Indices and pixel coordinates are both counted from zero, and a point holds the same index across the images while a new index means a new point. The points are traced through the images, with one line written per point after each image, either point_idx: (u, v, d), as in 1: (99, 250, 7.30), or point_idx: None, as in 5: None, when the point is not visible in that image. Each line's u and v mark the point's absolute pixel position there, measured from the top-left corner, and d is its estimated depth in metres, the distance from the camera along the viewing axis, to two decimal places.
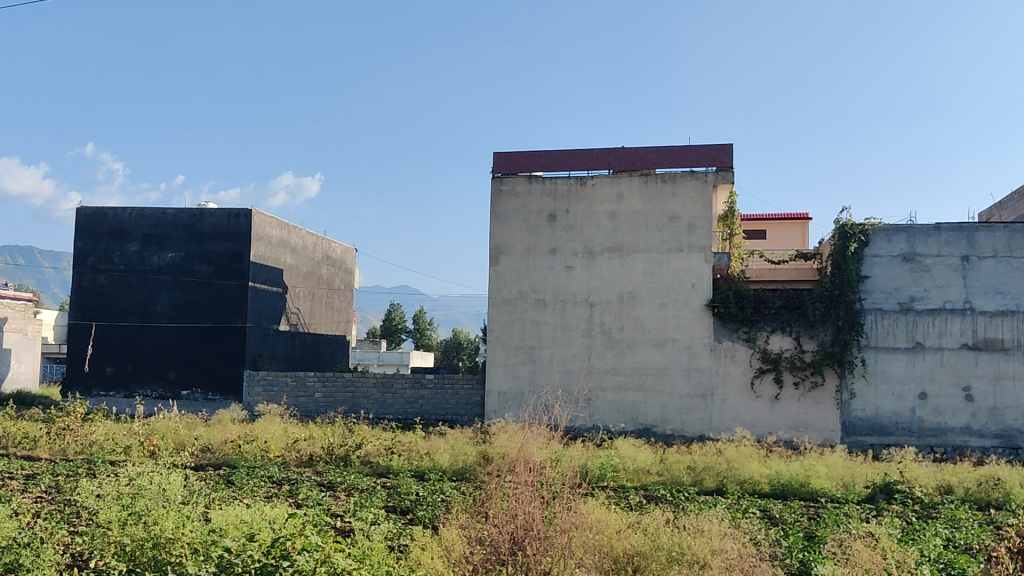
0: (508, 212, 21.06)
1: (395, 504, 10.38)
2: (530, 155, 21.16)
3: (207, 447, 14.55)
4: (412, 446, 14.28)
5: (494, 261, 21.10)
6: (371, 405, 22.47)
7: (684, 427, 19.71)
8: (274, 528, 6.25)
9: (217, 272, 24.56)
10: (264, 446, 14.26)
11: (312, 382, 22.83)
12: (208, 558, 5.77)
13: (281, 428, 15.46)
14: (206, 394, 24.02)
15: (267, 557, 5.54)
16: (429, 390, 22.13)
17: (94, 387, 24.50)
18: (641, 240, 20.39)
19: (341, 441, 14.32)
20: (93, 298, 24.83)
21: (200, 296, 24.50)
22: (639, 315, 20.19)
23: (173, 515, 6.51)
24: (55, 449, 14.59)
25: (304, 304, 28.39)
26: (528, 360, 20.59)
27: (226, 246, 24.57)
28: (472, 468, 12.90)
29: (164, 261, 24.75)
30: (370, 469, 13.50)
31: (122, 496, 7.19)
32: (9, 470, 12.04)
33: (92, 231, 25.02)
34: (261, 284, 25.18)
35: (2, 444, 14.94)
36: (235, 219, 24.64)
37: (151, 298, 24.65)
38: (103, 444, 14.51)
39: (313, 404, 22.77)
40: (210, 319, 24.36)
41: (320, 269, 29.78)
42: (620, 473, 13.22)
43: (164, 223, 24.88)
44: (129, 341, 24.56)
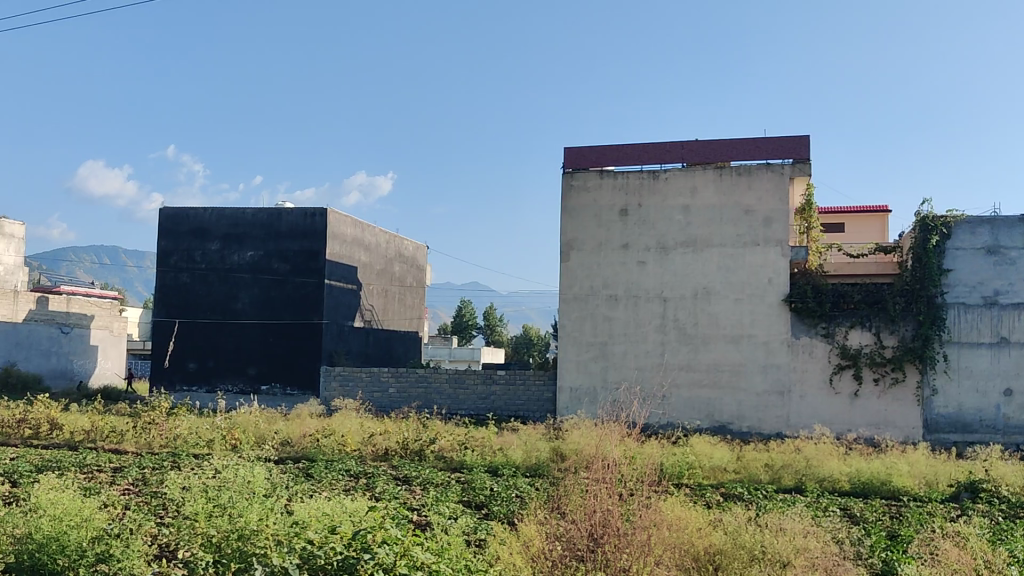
0: (580, 207, 20.98)
1: (470, 498, 10.43)
2: (602, 149, 21.05)
3: (287, 440, 14.83)
4: (485, 441, 14.30)
5: (565, 257, 21.05)
6: (444, 401, 22.62)
7: (761, 424, 19.41)
8: (355, 520, 6.34)
9: (295, 269, 25.01)
10: (341, 440, 14.50)
11: (386, 377, 23.10)
12: (292, 550, 5.87)
13: (357, 423, 15.66)
14: (284, 390, 24.47)
15: (349, 549, 5.61)
16: (501, 386, 22.20)
17: (177, 382, 25.13)
18: (715, 234, 20.14)
19: (415, 435, 14.43)
20: (175, 296, 25.48)
21: (278, 293, 24.98)
22: (713, 310, 19.94)
23: (257, 507, 6.62)
24: (141, 443, 15.04)
25: (378, 301, 28.74)
26: (600, 356, 20.49)
27: (303, 244, 24.99)
28: (546, 464, 12.89)
29: (244, 260, 25.27)
30: (445, 464, 13.62)
31: (207, 488, 7.34)
32: (97, 463, 12.42)
33: (174, 230, 25.68)
34: (336, 281, 25.57)
35: (91, 438, 15.45)
36: (312, 218, 25.03)
37: (231, 295, 25.19)
38: (187, 438, 14.92)
39: (387, 399, 23.04)
40: (288, 315, 24.82)
41: (393, 266, 30.10)
42: (696, 470, 13.07)
43: (243, 223, 25.40)
44: (210, 338, 25.15)
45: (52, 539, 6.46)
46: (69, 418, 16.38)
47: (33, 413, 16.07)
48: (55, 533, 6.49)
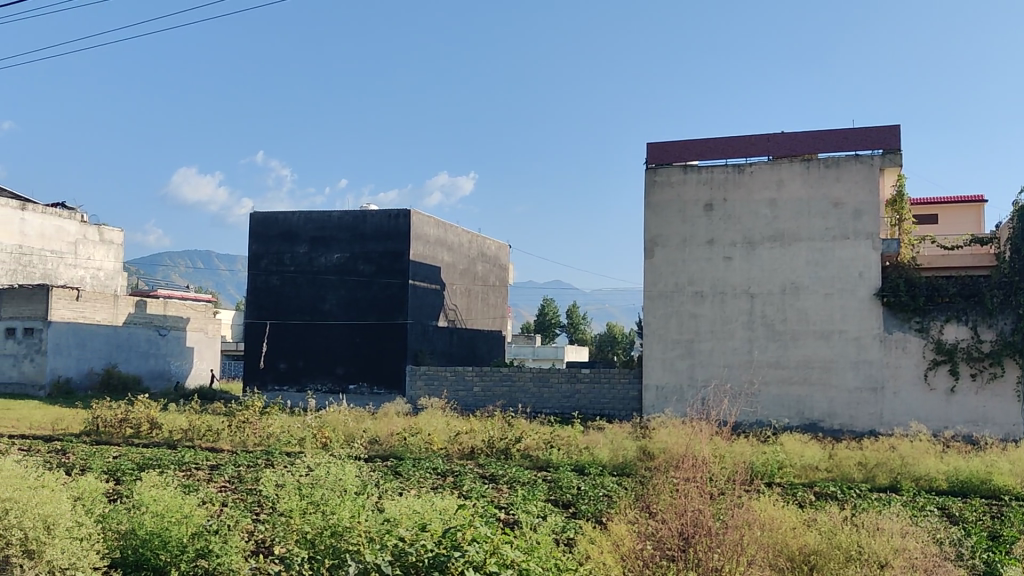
0: (664, 203, 20.81)
1: (557, 496, 10.44)
2: (686, 144, 20.80)
3: (375, 438, 15.06)
4: (571, 440, 14.29)
5: (649, 254, 20.88)
6: (528, 399, 22.69)
7: (853, 422, 18.95)
8: (445, 519, 6.40)
9: (380, 270, 25.37)
10: (428, 438, 14.64)
11: (471, 376, 23.28)
12: (383, 547, 5.95)
13: (442, 422, 15.80)
14: (371, 389, 24.83)
15: (439, 546, 5.67)
16: (585, 384, 22.15)
17: (269, 382, 25.72)
18: (803, 228, 19.75)
19: (501, 434, 14.48)
20: (266, 297, 26.09)
21: (365, 295, 25.38)
22: (802, 306, 19.56)
23: (349, 505, 6.71)
24: (235, 441, 15.45)
25: (461, 301, 28.96)
26: (686, 354, 20.27)
27: (388, 246, 25.36)
28: (632, 464, 12.81)
29: (331, 261, 25.74)
30: (530, 463, 13.65)
31: (300, 486, 7.48)
32: (194, 461, 12.79)
33: (264, 233, 26.30)
34: (421, 281, 25.87)
35: (188, 437, 15.93)
36: (396, 220, 25.40)
37: (319, 297, 25.68)
38: (280, 437, 15.27)
39: (471, 398, 23.22)
40: (374, 316, 25.21)
41: (476, 266, 30.30)
42: (787, 470, 12.84)
43: (329, 225, 25.90)
44: (300, 338, 25.68)
45: (155, 535, 6.69)
46: (168, 418, 16.94)
47: (134, 412, 16.65)
48: (157, 529, 6.71)
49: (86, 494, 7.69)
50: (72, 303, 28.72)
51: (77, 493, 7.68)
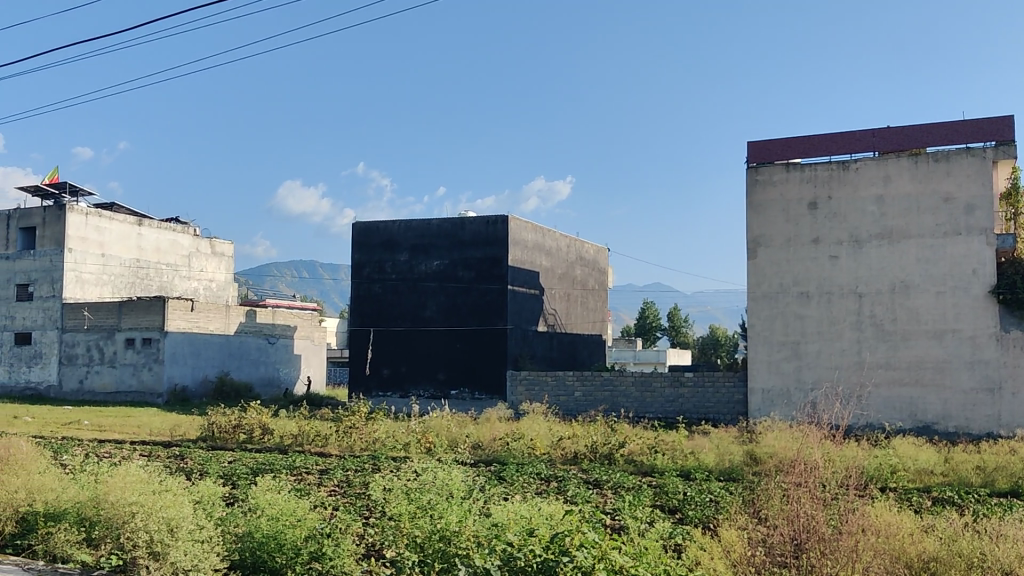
0: (766, 202, 20.44)
1: (663, 502, 10.36)
2: (788, 142, 20.54)
3: (478, 444, 15.19)
4: (675, 445, 14.17)
5: (752, 254, 20.54)
6: (630, 404, 22.58)
7: (969, 424, 18.24)
8: (552, 523, 6.42)
9: (479, 276, 25.59)
10: (530, 444, 14.69)
11: (572, 381, 23.33)
12: (492, 552, 6.00)
13: (545, 427, 15.85)
14: (473, 394, 25.06)
15: (548, 552, 5.69)
16: (688, 388, 21.92)
17: (374, 388, 26.20)
18: (913, 225, 19.14)
19: (604, 439, 14.44)
20: (369, 305, 26.61)
21: (464, 300, 25.64)
22: (913, 304, 18.95)
23: (457, 509, 6.78)
24: (343, 446, 15.80)
25: (561, 305, 29.01)
26: (792, 356, 19.83)
27: (486, 252, 25.56)
28: (739, 468, 12.61)
29: (431, 269, 26.09)
30: (635, 467, 13.58)
31: (408, 490, 7.59)
32: (305, 465, 13.15)
33: (366, 242, 26.83)
34: (519, 286, 26.01)
35: (299, 442, 16.39)
36: (494, 226, 25.57)
37: (420, 304, 26.06)
38: (385, 442, 15.57)
39: (573, 403, 23.25)
40: (474, 322, 25.44)
41: (574, 270, 30.30)
42: (902, 473, 12.47)
43: (429, 233, 26.25)
44: (402, 345, 26.11)
45: (272, 538, 6.87)
46: (279, 424, 17.47)
47: (246, 418, 17.19)
48: (274, 532, 6.89)
49: (205, 497, 7.97)
50: (186, 313, 29.87)
51: (197, 497, 7.98)
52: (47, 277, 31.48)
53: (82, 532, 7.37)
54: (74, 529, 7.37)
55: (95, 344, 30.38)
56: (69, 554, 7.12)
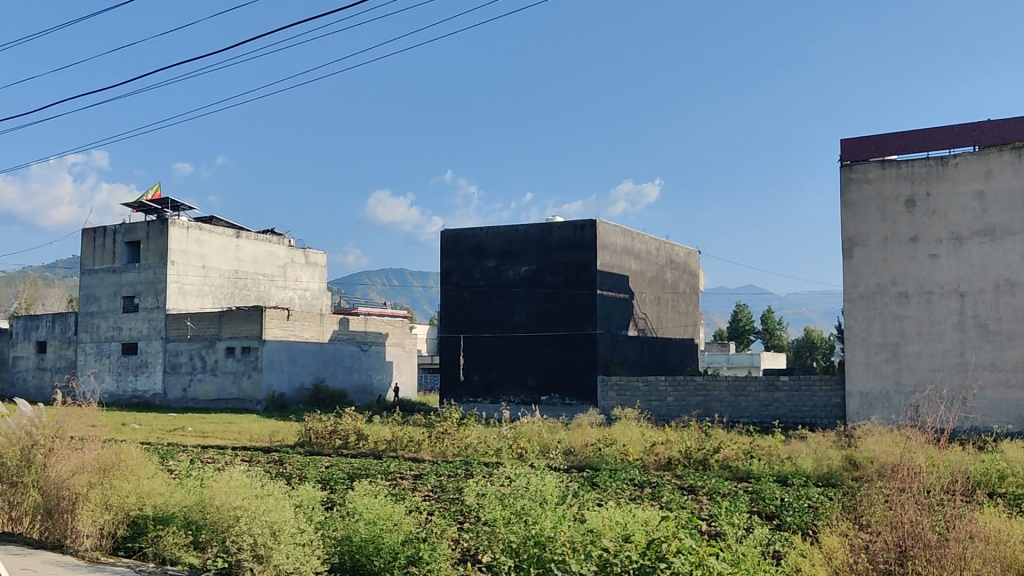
0: (861, 200, 19.91)
1: (761, 508, 10.18)
2: (882, 139, 20.03)
3: (570, 449, 15.18)
4: (772, 450, 13.91)
5: (847, 255, 20.04)
6: (725, 408, 22.31)
7: None
8: (648, 529, 6.39)
9: (568, 281, 25.58)
10: (623, 449, 14.62)
11: (664, 386, 23.15)
12: (588, 557, 5.97)
13: (638, 432, 15.76)
14: (563, 399, 25.05)
15: (644, 558, 5.66)
16: (784, 392, 21.56)
17: (465, 394, 26.41)
18: (1018, 221, 18.45)
19: (698, 445, 14.29)
20: (459, 312, 26.86)
21: (553, 306, 25.67)
22: (1019, 303, 18.26)
23: (551, 516, 6.78)
24: (436, 451, 15.94)
25: (651, 309, 28.80)
26: (891, 358, 19.30)
27: (574, 256, 25.53)
28: (837, 474, 12.33)
29: (519, 275, 26.20)
30: (730, 473, 13.38)
31: (502, 496, 7.63)
32: (399, 470, 13.37)
33: (455, 250, 27.12)
34: (609, 291, 25.90)
35: (393, 448, 16.65)
36: (582, 230, 25.53)
37: (510, 310, 26.20)
38: (477, 447, 15.67)
39: (665, 408, 23.05)
40: (564, 327, 25.45)
41: (664, 273, 30.05)
42: (1012, 478, 12.01)
43: (517, 239, 26.36)
44: (492, 350, 26.26)
45: (370, 541, 6.98)
46: (373, 429, 17.76)
47: (342, 424, 17.54)
48: (372, 536, 7.00)
49: (304, 501, 8.16)
50: (283, 322, 30.62)
51: (297, 501, 8.17)
52: (151, 288, 32.69)
53: (190, 535, 7.62)
54: (182, 532, 7.63)
55: (196, 353, 31.36)
56: (179, 556, 7.37)
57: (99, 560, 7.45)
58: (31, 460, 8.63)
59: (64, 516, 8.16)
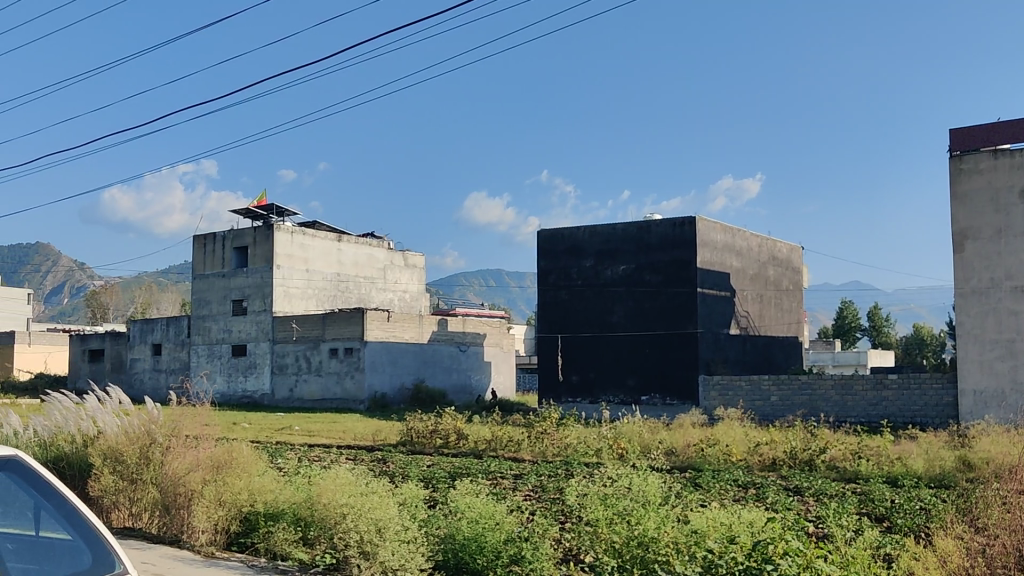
0: (972, 191, 19.20)
1: (869, 510, 9.91)
2: (994, 127, 19.30)
3: (671, 450, 15.05)
4: (881, 450, 13.53)
5: (958, 248, 19.37)
6: (831, 408, 21.83)
7: None
8: (754, 531, 6.31)
9: (668, 280, 25.36)
10: (726, 450, 14.41)
11: (767, 385, 22.74)
12: (693, 558, 5.92)
13: (741, 432, 15.52)
14: (664, 400, 24.82)
15: (751, 560, 5.57)
16: (892, 391, 20.96)
17: (564, 395, 26.42)
18: None
19: (804, 445, 13.98)
20: (557, 312, 26.89)
21: (652, 304, 25.47)
22: None
23: (655, 516, 6.72)
24: (536, 451, 15.99)
25: (753, 307, 28.31)
26: (1007, 355, 18.52)
27: (673, 255, 25.30)
28: (951, 476, 11.90)
29: (618, 274, 26.09)
30: (838, 474, 13.06)
31: (604, 496, 7.59)
32: (500, 470, 13.45)
33: (552, 250, 27.17)
34: (710, 289, 25.57)
35: (493, 447, 16.80)
36: (681, 228, 25.27)
37: (608, 309, 26.09)
38: (577, 447, 15.64)
39: (769, 407, 22.65)
40: (663, 326, 25.24)
41: (767, 270, 29.49)
42: None
43: (615, 238, 26.26)
44: (590, 350, 26.19)
45: (473, 540, 7.03)
46: (473, 429, 17.91)
47: (442, 424, 17.76)
48: (475, 535, 7.05)
49: (407, 500, 8.31)
50: (384, 323, 31.19)
51: (401, 498, 8.32)
52: (259, 292, 33.69)
53: (299, 532, 7.84)
54: (291, 528, 7.86)
55: (301, 354, 32.17)
56: (288, 552, 7.57)
57: (213, 555, 7.71)
58: (150, 458, 8.99)
59: (180, 512, 8.47)
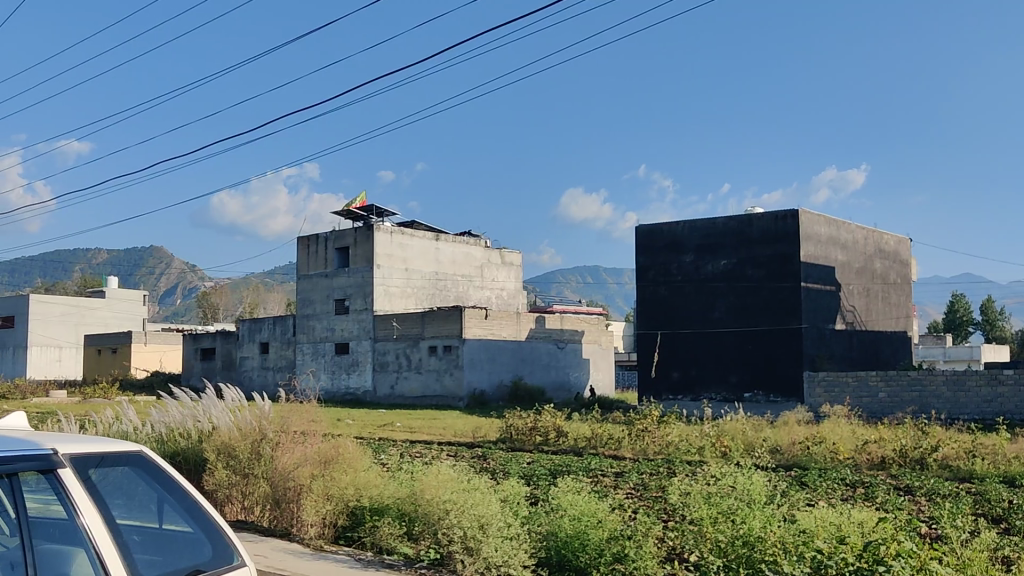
0: None
1: (985, 511, 9.55)
2: None
3: (776, 447, 14.78)
4: (997, 450, 13.03)
5: None
6: (943, 405, 21.17)
7: None
8: (864, 532, 6.16)
9: (770, 274, 24.93)
10: (833, 448, 14.07)
11: (875, 381, 22.16)
12: (801, 558, 5.80)
13: (848, 430, 15.14)
14: (768, 397, 24.38)
15: (862, 561, 5.44)
16: (1008, 387, 20.39)
17: (664, 392, 26.18)
18: None
19: (915, 443, 13.53)
20: (656, 307, 26.65)
21: (755, 300, 25.07)
22: None
23: (760, 515, 6.61)
24: (637, 449, 15.90)
25: (860, 301, 27.58)
26: None
27: (776, 249, 24.83)
28: None
29: (718, 269, 25.74)
30: (951, 473, 12.61)
31: (708, 494, 7.49)
32: (600, 468, 13.41)
33: (651, 245, 26.94)
34: (814, 283, 25.00)
35: (593, 445, 16.76)
36: (784, 221, 24.78)
37: (709, 305, 25.75)
38: (679, 445, 15.46)
39: (877, 404, 22.06)
40: (766, 321, 24.82)
41: (873, 263, 28.67)
42: None
43: (715, 232, 25.88)
44: (691, 346, 25.91)
45: (576, 538, 7.03)
46: (572, 426, 17.91)
47: (541, 421, 17.78)
48: (578, 532, 7.05)
49: (510, 497, 8.37)
50: (482, 321, 31.46)
51: (503, 496, 8.39)
52: (360, 292, 34.40)
53: (404, 527, 7.97)
54: (396, 523, 8.00)
55: (401, 352, 32.68)
56: (393, 546, 7.69)
57: (322, 548, 7.90)
58: (261, 453, 9.27)
59: (291, 506, 8.74)
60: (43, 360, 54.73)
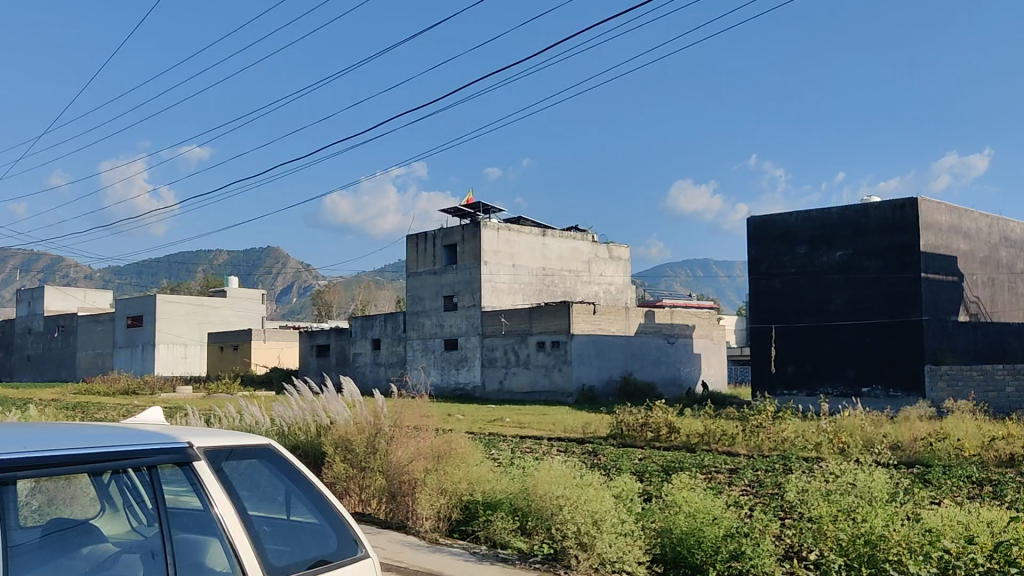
0: None
1: None
2: None
3: (897, 445, 14.34)
4: None
5: None
6: None
7: None
8: (994, 532, 5.92)
9: (888, 265, 24.14)
10: (958, 445, 13.57)
11: (1002, 376, 21.41)
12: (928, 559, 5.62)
13: (975, 426, 14.56)
14: (887, 392, 23.64)
15: (994, 563, 5.24)
16: None
17: (778, 387, 25.76)
18: None
19: None
20: (769, 300, 26.15)
21: (873, 292, 24.33)
22: None
23: (882, 514, 6.41)
24: (751, 445, 15.66)
25: (984, 292, 26.47)
26: None
27: (894, 238, 24.04)
28: None
29: (834, 260, 25.05)
30: None
31: (826, 492, 7.30)
32: (714, 464, 13.25)
33: (763, 237, 26.42)
34: (935, 274, 24.08)
35: (706, 441, 16.55)
36: (902, 210, 23.95)
37: (824, 298, 25.12)
38: (795, 441, 15.14)
39: (1005, 399, 21.32)
40: (886, 314, 24.01)
41: (998, 251, 27.46)
42: None
43: (830, 223, 25.21)
44: (805, 341, 25.35)
45: (691, 534, 6.96)
46: (685, 422, 17.73)
47: (653, 417, 17.67)
48: (693, 529, 6.98)
49: (624, 494, 8.33)
50: (590, 316, 31.43)
51: (617, 492, 8.37)
52: (468, 288, 34.82)
53: (517, 521, 8.01)
54: (510, 517, 8.05)
55: (509, 348, 32.92)
56: (508, 541, 7.77)
57: (437, 542, 8.04)
58: (376, 447, 9.48)
59: (406, 499, 8.90)
60: (169, 357, 57.04)
